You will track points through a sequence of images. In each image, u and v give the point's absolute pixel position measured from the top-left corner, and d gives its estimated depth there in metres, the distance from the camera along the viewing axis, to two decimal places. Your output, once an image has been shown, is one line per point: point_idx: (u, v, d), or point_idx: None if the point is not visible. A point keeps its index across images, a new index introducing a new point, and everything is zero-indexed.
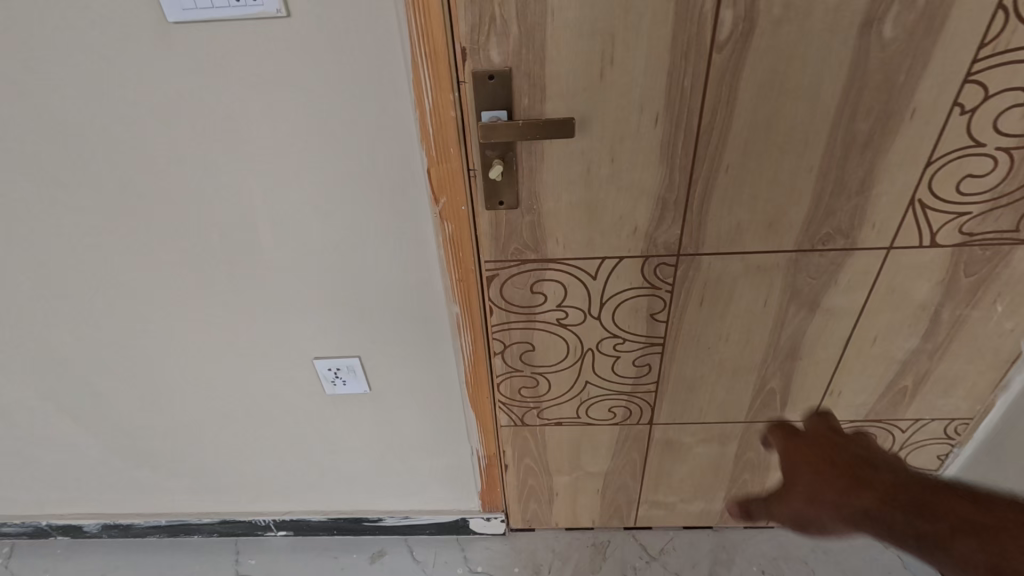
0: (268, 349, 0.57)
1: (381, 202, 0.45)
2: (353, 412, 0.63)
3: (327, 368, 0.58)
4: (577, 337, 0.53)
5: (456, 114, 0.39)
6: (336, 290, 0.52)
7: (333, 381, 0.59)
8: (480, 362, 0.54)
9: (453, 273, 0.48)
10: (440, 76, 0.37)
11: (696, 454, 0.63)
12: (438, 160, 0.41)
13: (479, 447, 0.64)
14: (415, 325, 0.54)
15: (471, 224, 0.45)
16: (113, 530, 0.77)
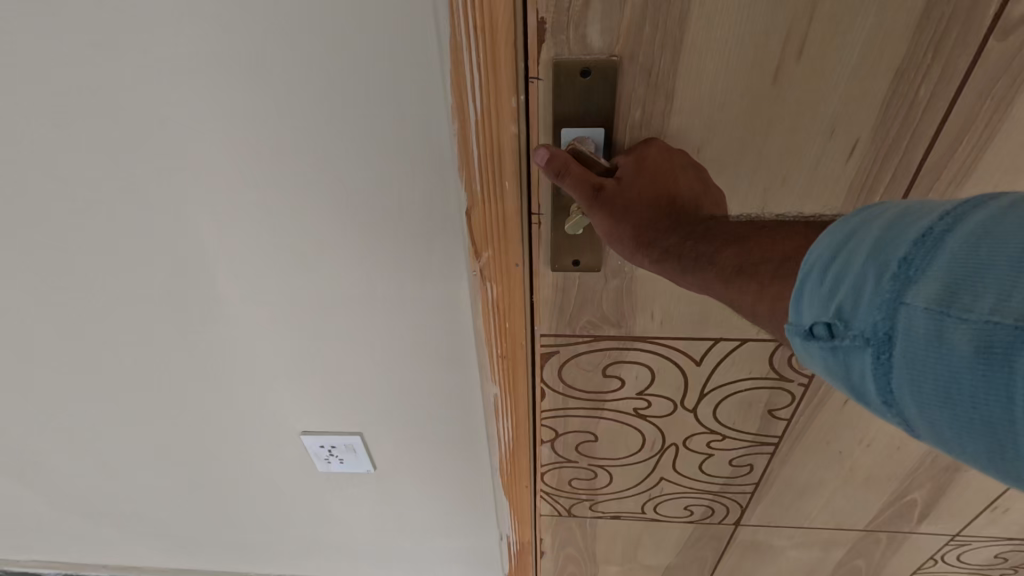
0: (228, 427, 0.40)
1: (389, 252, 0.29)
2: (353, 494, 0.46)
3: (318, 446, 0.41)
4: (659, 430, 0.38)
5: (517, 130, 0.23)
6: (326, 360, 0.35)
7: (326, 461, 0.43)
8: (520, 453, 0.40)
9: (495, 348, 0.32)
10: (496, 68, 0.22)
11: (789, 557, 0.49)
12: (484, 199, 0.26)
13: (510, 533, 0.48)
14: (438, 407, 0.38)
15: (526, 287, 0.29)
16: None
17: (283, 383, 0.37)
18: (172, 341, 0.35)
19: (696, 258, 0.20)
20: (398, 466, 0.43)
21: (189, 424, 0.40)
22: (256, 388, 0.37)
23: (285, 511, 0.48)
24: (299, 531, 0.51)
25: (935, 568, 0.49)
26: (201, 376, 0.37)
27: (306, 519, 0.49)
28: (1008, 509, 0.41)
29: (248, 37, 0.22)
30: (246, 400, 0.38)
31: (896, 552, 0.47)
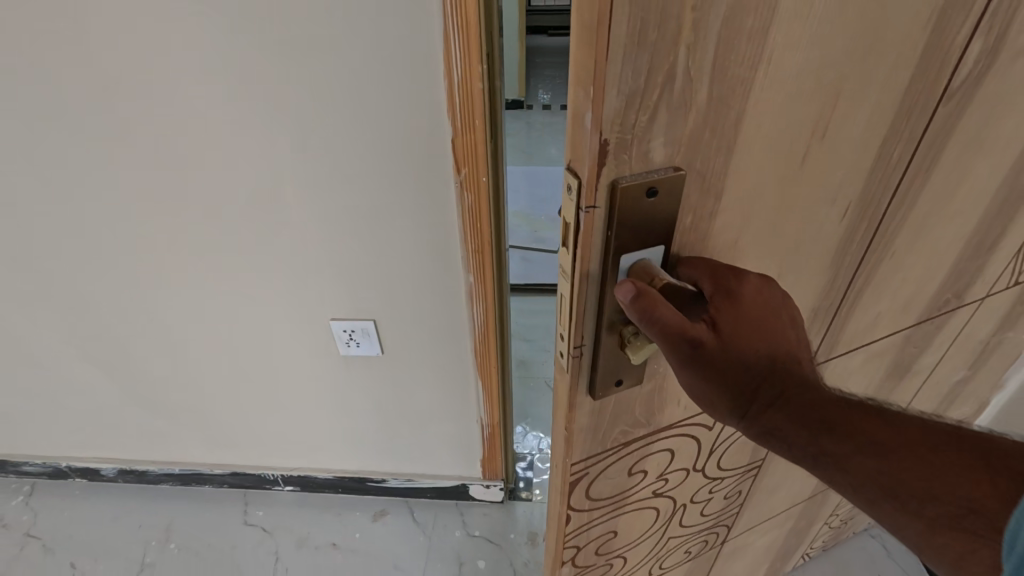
0: (349, 154, 0.92)
1: (409, 113, 0.86)
2: (398, 215, 0.99)
3: (342, 326, 1.18)
4: (659, 502, 0.57)
5: (479, 83, 0.80)
6: (399, 145, 0.90)
7: (348, 340, 1.20)
8: (483, 260, 1.01)
9: (470, 193, 0.92)
10: (467, 50, 0.78)
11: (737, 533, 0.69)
12: (464, 136, 0.86)
13: (476, 317, 1.11)
14: (443, 173, 0.92)
15: (485, 189, 0.92)
16: (127, 474, 1.57)
17: (377, 145, 0.91)
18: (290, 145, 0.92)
19: (755, 410, 0.41)
20: (422, 198, 0.96)
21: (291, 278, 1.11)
22: (367, 142, 0.90)
23: (355, 224, 1.01)
24: (364, 232, 1.02)
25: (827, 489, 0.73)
26: (336, 106, 0.87)
27: (370, 231, 1.02)
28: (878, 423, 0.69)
29: (365, 39, 0.79)
30: (361, 141, 0.90)
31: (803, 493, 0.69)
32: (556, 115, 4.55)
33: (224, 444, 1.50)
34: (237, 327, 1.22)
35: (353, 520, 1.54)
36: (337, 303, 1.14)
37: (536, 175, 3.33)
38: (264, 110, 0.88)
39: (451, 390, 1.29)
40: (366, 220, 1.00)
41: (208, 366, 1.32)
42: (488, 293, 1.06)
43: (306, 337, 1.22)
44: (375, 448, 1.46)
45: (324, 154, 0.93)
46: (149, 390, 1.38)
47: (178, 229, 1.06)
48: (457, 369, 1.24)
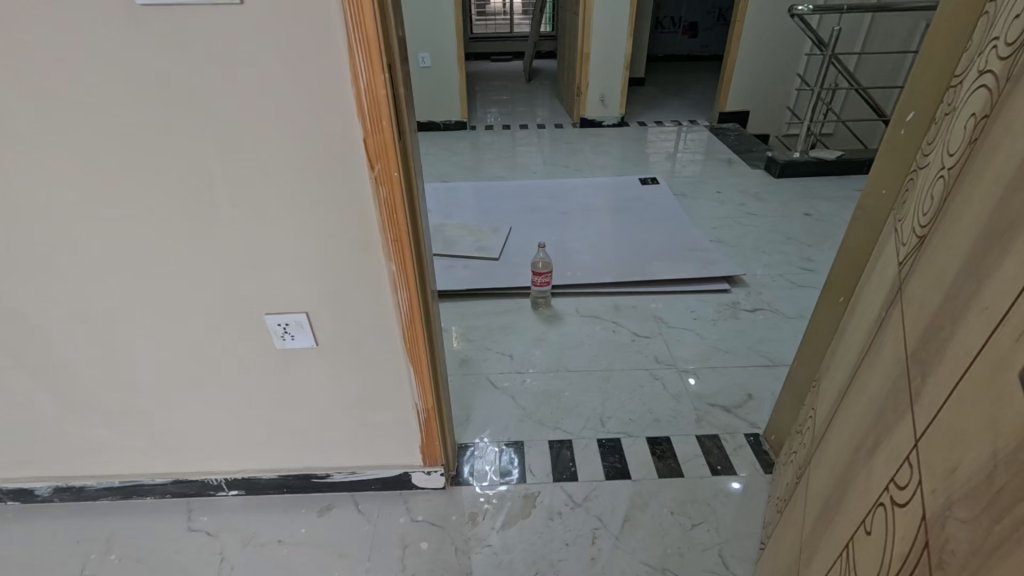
0: (273, 158, 1.03)
1: (320, 120, 0.99)
2: (321, 211, 1.10)
3: (276, 322, 1.26)
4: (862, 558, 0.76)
5: (384, 90, 0.95)
6: (317, 148, 1.02)
7: (283, 335, 1.28)
8: (405, 250, 1.14)
9: (385, 189, 1.06)
10: (372, 64, 0.92)
11: (828, 494, 0.96)
12: (376, 137, 1.00)
13: (401, 306, 1.24)
14: (357, 172, 1.05)
15: (399, 183, 1.06)
16: (63, 492, 1.59)
17: (297, 149, 1.02)
18: (209, 151, 1.02)
19: None
20: (341, 195, 1.08)
21: (223, 278, 1.20)
22: (289, 147, 1.02)
23: (282, 220, 1.11)
24: (291, 228, 1.12)
25: (832, 434, 1.04)
26: (258, 113, 0.98)
27: (297, 226, 1.12)
28: (863, 358, 0.99)
29: (269, 52, 0.92)
30: (283, 146, 1.02)
31: (838, 448, 0.98)
32: (499, 137, 4.83)
33: (167, 452, 1.53)
34: (177, 329, 1.28)
35: (301, 515, 1.57)
36: (272, 300, 1.23)
37: (483, 191, 3.70)
38: (192, 117, 0.99)
39: (384, 377, 1.38)
40: (293, 218, 1.11)
41: (149, 372, 1.36)
42: (411, 285, 1.19)
43: (245, 336, 1.30)
44: (319, 442, 1.52)
45: (250, 157, 1.03)
46: (87, 398, 1.40)
47: (110, 237, 1.13)
48: (388, 358, 1.34)
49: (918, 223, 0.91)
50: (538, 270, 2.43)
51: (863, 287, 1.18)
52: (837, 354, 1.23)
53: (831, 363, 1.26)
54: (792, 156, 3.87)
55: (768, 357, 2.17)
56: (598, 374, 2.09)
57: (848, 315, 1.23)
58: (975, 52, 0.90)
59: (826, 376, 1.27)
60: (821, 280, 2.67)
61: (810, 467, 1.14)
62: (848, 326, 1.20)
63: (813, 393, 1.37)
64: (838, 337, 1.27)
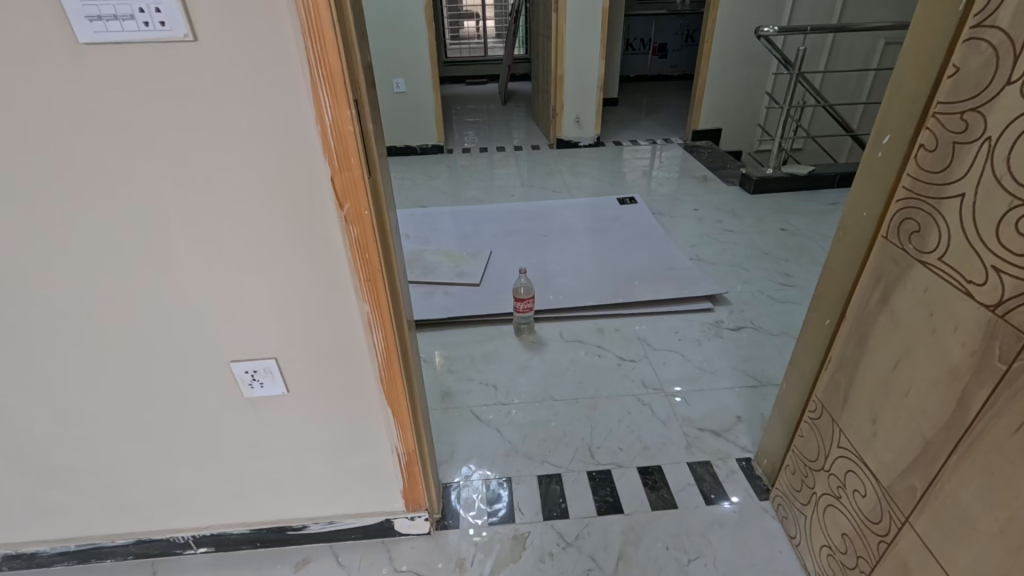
0: (234, 199, 0.97)
1: (282, 157, 0.94)
2: (289, 252, 1.04)
3: (242, 368, 1.19)
4: None
5: (351, 125, 0.91)
6: (281, 188, 0.97)
7: (250, 383, 1.21)
8: (378, 289, 1.09)
9: (355, 227, 1.00)
10: (337, 99, 0.88)
11: None
12: (343, 176, 0.95)
13: (375, 346, 1.17)
14: (324, 210, 1.00)
15: (371, 221, 1.01)
16: (13, 560, 1.46)
17: (259, 189, 0.97)
18: (160, 193, 0.96)
19: None
20: (310, 235, 1.02)
21: (181, 325, 1.12)
22: (251, 188, 0.96)
23: (245, 263, 1.05)
24: (256, 271, 1.06)
25: (963, 501, 0.90)
26: (215, 153, 0.93)
27: (263, 269, 1.06)
28: (988, 413, 0.86)
29: (221, 88, 0.87)
30: (244, 186, 0.96)
31: (1008, 529, 0.82)
32: (476, 161, 4.82)
33: (127, 512, 1.42)
34: (135, 380, 1.19)
35: (276, 572, 1.47)
36: (235, 347, 1.16)
37: (462, 215, 3.67)
38: (142, 158, 0.92)
39: (362, 421, 1.31)
40: (257, 260, 1.05)
41: (105, 426, 1.26)
42: (386, 325, 1.14)
43: (208, 385, 1.21)
44: (293, 492, 1.43)
45: (209, 199, 0.97)
46: (36, 457, 1.29)
47: (56, 288, 1.05)
48: (364, 401, 1.28)
49: (1012, 260, 0.81)
50: (520, 296, 2.38)
51: (870, 315, 1.14)
52: (866, 387, 1.16)
53: (855, 395, 1.20)
54: (766, 172, 3.94)
55: (755, 376, 2.15)
56: (584, 402, 2.03)
57: (859, 343, 1.18)
58: (974, 75, 0.87)
59: (854, 411, 1.20)
60: (802, 296, 2.67)
61: (925, 532, 0.99)
62: (873, 358, 1.13)
63: (831, 426, 1.29)
64: (852, 366, 1.21)
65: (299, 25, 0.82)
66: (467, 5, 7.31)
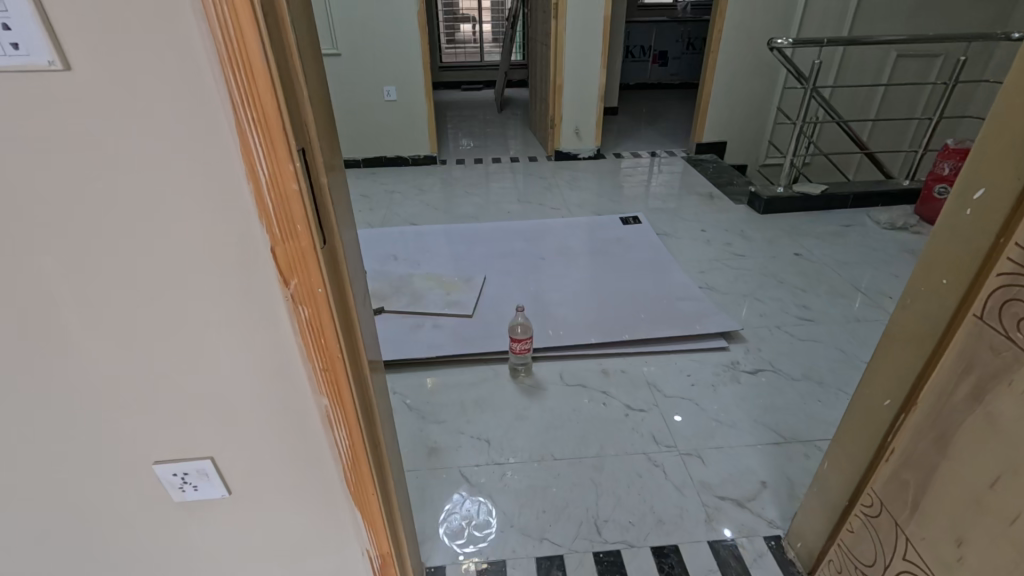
0: (146, 274, 0.74)
1: (205, 223, 0.70)
2: (224, 337, 0.81)
3: (170, 471, 0.95)
4: None
5: (295, 184, 0.67)
6: (208, 260, 0.73)
7: (181, 487, 0.97)
8: (340, 381, 0.85)
9: (307, 308, 0.77)
10: (274, 149, 0.64)
11: None
12: (288, 246, 0.72)
13: (340, 443, 0.94)
14: (265, 286, 0.76)
15: (327, 302, 0.77)
16: None
17: (179, 261, 0.73)
18: (45, 269, 0.72)
19: None
20: (249, 316, 0.79)
21: (88, 425, 0.88)
22: (168, 260, 0.73)
23: (168, 350, 0.81)
24: (184, 358, 0.83)
25: None
26: (116, 217, 0.69)
27: (191, 355, 0.83)
28: None
29: (114, 135, 0.64)
30: (158, 258, 0.73)
31: None
32: (470, 173, 4.59)
33: None
34: (33, 486, 0.95)
35: None
36: (161, 447, 0.92)
37: (454, 234, 3.44)
38: (18, 224, 0.69)
39: (327, 522, 1.08)
40: (183, 346, 0.81)
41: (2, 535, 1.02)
42: (351, 421, 0.90)
43: (129, 489, 0.97)
44: None
45: (111, 273, 0.74)
46: None
47: None
48: (329, 500, 1.05)
49: None
50: (516, 335, 2.15)
51: (953, 410, 0.93)
52: (944, 498, 0.94)
53: (928, 504, 0.98)
54: (776, 191, 3.74)
55: (778, 431, 1.92)
56: (588, 463, 1.80)
57: (935, 442, 0.96)
58: None
59: (927, 524, 0.98)
60: (823, 333, 2.46)
61: None
62: (957, 465, 0.91)
63: (893, 531, 1.08)
64: (924, 468, 0.99)
65: (216, 50, 0.58)
66: (462, 8, 7.08)
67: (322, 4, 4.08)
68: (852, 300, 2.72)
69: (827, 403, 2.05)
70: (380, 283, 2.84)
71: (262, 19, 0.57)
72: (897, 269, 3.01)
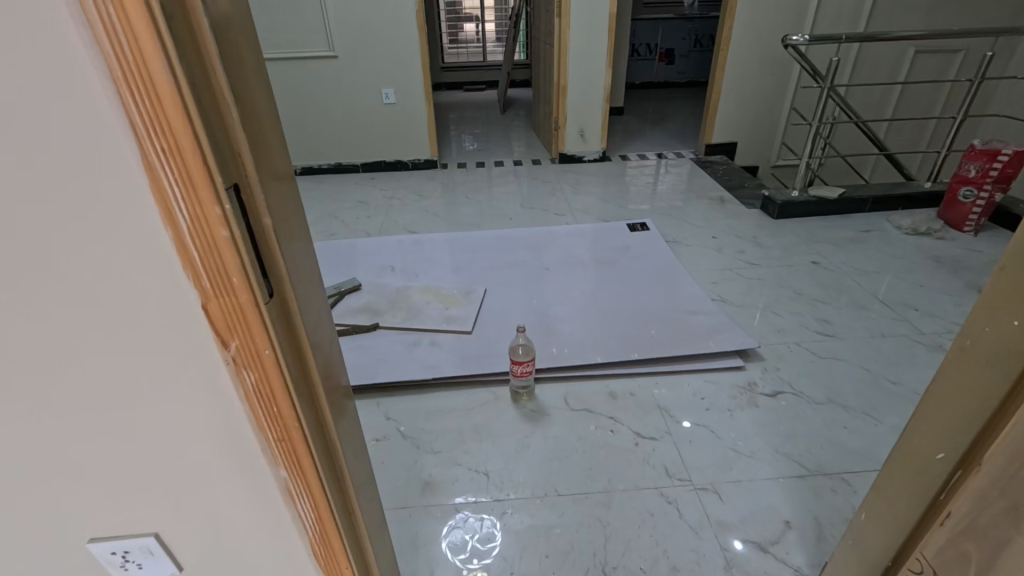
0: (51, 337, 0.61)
1: (119, 277, 0.57)
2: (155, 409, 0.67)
3: (109, 547, 0.82)
4: None
5: (225, 231, 0.54)
6: (129, 321, 0.60)
7: (123, 562, 0.85)
8: (299, 449, 0.72)
9: (251, 373, 0.64)
10: (193, 190, 0.51)
11: None
12: (222, 304, 0.58)
13: (303, 516, 0.81)
14: (197, 348, 0.62)
15: (277, 364, 0.64)
16: None
17: (90, 321, 0.60)
18: None
19: None
20: (185, 384, 0.65)
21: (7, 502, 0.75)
22: (75, 320, 0.59)
23: (88, 421, 0.68)
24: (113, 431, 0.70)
25: None
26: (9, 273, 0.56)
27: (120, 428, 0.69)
28: None
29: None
30: (63, 318, 0.59)
31: None
32: (472, 178, 4.45)
33: None
34: None
35: None
36: (97, 524, 0.79)
37: (457, 243, 3.31)
38: None
39: None
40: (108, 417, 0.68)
41: None
42: (314, 491, 0.77)
43: (64, 566, 0.84)
44: None
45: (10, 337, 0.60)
46: None
47: None
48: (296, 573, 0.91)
49: None
50: (517, 358, 2.01)
51: None
52: None
53: None
54: (791, 195, 3.57)
55: (801, 462, 1.77)
56: (595, 499, 1.66)
57: (1005, 514, 0.82)
58: None
59: None
60: (845, 349, 2.30)
61: None
62: None
63: None
64: (992, 540, 0.85)
65: (108, 65, 0.45)
66: (465, 7, 6.94)
67: (317, 5, 3.95)
68: (875, 312, 2.56)
69: (854, 429, 1.90)
70: (376, 297, 2.70)
71: (161, 26, 0.44)
72: (921, 278, 2.85)
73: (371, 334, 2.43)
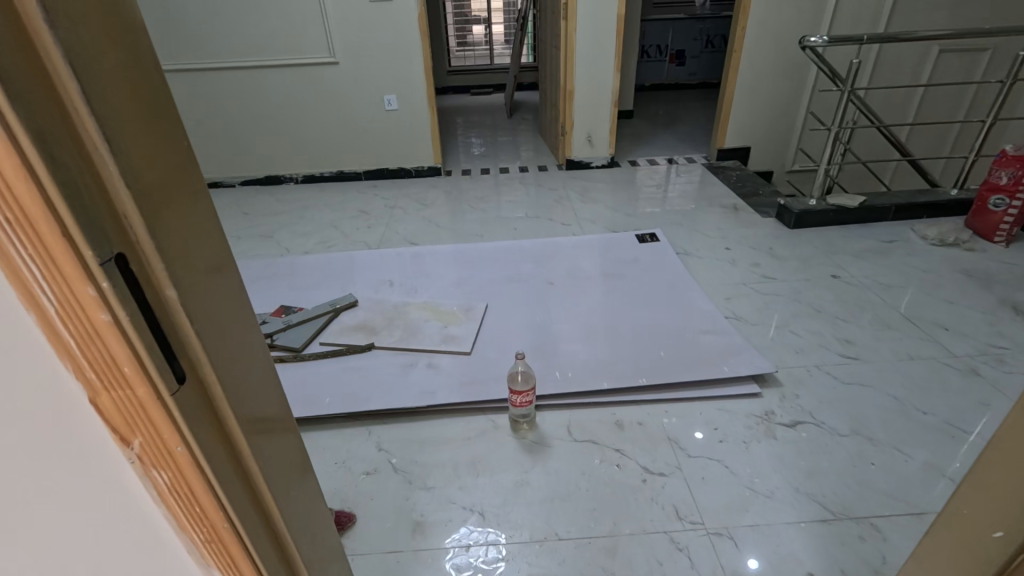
0: None
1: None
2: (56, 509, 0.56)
3: None
4: None
5: (106, 314, 0.42)
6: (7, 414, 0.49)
7: None
8: (232, 550, 0.60)
9: (163, 471, 0.52)
10: (58, 265, 0.40)
11: None
12: (116, 396, 0.47)
13: None
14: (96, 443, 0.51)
15: (194, 461, 0.52)
16: None
17: None
18: None
19: None
20: (88, 482, 0.54)
21: None
22: None
23: None
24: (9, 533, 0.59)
25: None
26: None
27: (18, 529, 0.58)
28: None
29: None
30: None
31: None
32: (477, 185, 4.34)
33: None
34: None
35: None
36: None
37: (459, 255, 3.20)
38: None
39: None
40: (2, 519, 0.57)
41: None
42: None
43: None
44: None
45: None
46: None
47: None
48: None
49: None
50: (517, 386, 1.89)
51: None
52: None
53: None
54: (808, 203, 3.41)
55: (825, 504, 1.63)
56: (599, 545, 1.54)
57: None
58: None
59: None
60: (870, 374, 2.14)
61: None
62: None
63: None
64: None
65: None
66: (473, 9, 6.84)
67: (318, 10, 3.86)
68: (901, 331, 2.40)
69: (882, 466, 1.75)
70: (372, 315, 2.59)
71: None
72: (949, 293, 2.67)
73: (366, 355, 2.33)
